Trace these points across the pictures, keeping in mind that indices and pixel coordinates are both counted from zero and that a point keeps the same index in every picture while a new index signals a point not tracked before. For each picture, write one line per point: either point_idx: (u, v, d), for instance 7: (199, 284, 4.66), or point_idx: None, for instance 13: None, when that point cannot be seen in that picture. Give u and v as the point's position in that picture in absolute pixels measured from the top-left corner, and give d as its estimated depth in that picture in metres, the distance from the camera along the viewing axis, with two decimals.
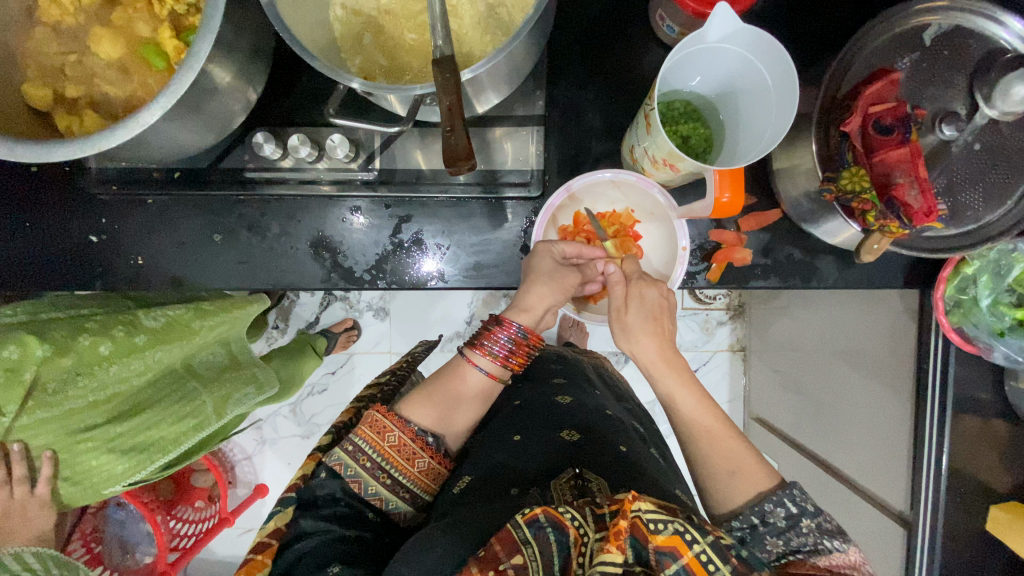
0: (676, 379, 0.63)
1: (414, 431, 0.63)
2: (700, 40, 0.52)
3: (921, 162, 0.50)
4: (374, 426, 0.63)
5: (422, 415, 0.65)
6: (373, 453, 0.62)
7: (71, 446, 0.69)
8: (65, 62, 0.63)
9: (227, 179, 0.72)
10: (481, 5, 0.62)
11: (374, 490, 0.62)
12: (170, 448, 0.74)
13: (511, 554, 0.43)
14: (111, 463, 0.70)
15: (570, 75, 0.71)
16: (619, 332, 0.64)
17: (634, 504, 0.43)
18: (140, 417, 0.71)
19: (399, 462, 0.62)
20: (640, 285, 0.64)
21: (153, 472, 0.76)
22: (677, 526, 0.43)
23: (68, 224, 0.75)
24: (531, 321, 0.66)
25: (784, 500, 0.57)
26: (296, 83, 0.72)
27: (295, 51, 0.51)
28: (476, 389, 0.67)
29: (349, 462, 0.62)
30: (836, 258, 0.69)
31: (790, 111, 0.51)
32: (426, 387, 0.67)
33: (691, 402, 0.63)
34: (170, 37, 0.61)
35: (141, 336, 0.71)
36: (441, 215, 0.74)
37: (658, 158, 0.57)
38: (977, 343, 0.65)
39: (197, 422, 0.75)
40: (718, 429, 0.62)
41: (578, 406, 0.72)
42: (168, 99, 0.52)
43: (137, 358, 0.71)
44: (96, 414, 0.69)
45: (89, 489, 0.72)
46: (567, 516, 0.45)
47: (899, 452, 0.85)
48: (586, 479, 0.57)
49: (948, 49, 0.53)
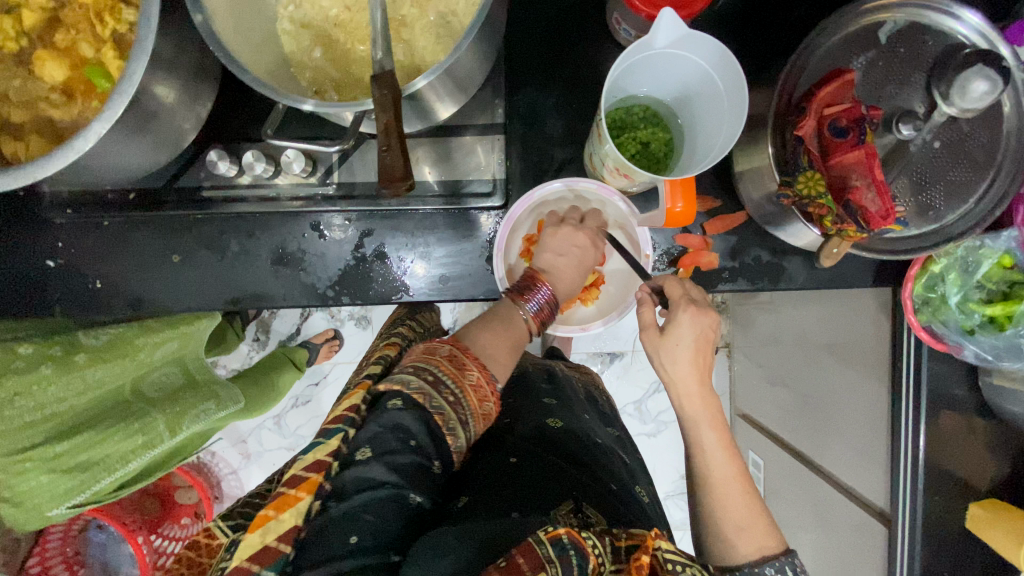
0: (708, 417, 0.61)
1: (491, 375, 0.58)
2: (648, 47, 0.50)
3: (877, 164, 0.49)
4: (454, 360, 0.57)
5: (493, 352, 0.60)
6: (456, 388, 0.55)
7: (11, 467, 0.70)
8: (9, 86, 0.62)
9: (184, 198, 0.70)
10: (432, 14, 0.61)
11: (450, 426, 0.55)
12: (117, 465, 0.78)
13: (536, 569, 0.43)
14: (56, 481, 0.73)
15: (530, 81, 0.70)
16: (653, 353, 0.62)
17: (655, 542, 0.49)
18: (84, 436, 0.74)
19: (473, 402, 0.57)
20: (689, 312, 0.59)
21: (100, 492, 0.80)
22: (694, 571, 0.48)
23: (23, 249, 0.73)
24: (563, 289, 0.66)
25: (785, 567, 0.55)
26: (250, 98, 0.71)
27: (228, 67, 0.49)
28: (520, 338, 0.62)
29: (432, 393, 0.54)
30: (804, 258, 0.68)
31: (740, 116, 0.50)
32: (484, 331, 0.60)
33: (717, 446, 0.60)
34: (114, 56, 0.60)
35: (80, 355, 0.72)
36: (404, 227, 0.73)
37: (613, 167, 0.55)
38: (947, 340, 0.64)
39: (147, 439, 0.79)
40: (737, 484, 0.59)
41: (569, 434, 0.71)
42: (105, 124, 0.50)
43: (75, 378, 0.71)
44: (37, 433, 0.71)
45: (32, 510, 0.75)
46: (589, 543, 0.46)
47: (878, 446, 0.84)
48: (585, 514, 0.56)
49: (904, 47, 0.52)
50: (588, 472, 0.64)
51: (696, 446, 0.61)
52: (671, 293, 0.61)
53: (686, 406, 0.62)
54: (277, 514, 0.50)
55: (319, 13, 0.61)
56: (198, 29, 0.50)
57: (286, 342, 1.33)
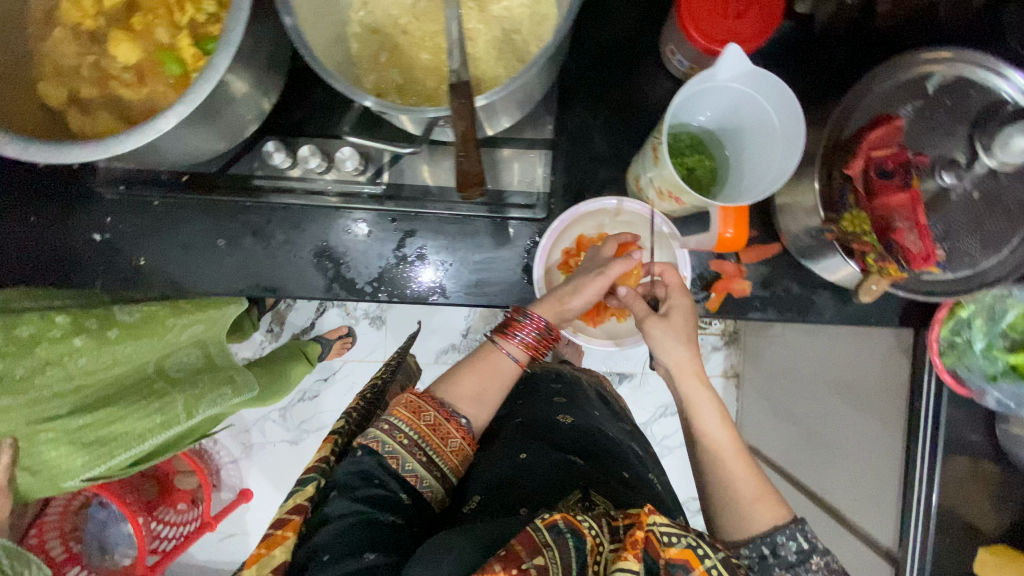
0: (706, 392, 0.61)
1: (450, 411, 0.60)
2: (710, 78, 0.53)
3: (921, 208, 0.52)
4: (409, 406, 0.58)
5: (451, 395, 0.62)
6: (410, 429, 0.57)
7: (30, 435, 0.69)
8: (82, 62, 0.64)
9: (235, 185, 0.72)
10: (496, 30, 0.63)
11: (410, 466, 0.56)
12: (135, 443, 0.74)
13: (533, 554, 0.39)
14: (71, 455, 0.71)
15: (580, 101, 0.72)
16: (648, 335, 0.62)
17: (650, 517, 0.41)
18: (107, 410, 0.72)
19: (435, 442, 0.58)
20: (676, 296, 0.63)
21: (118, 467, 0.76)
22: (690, 541, 0.41)
23: (71, 220, 0.75)
24: (557, 315, 0.64)
25: (796, 534, 0.56)
26: (309, 94, 0.74)
27: (311, 66, 0.51)
28: (503, 379, 0.64)
29: (387, 438, 0.56)
30: (834, 293, 0.70)
31: (796, 152, 0.52)
32: (447, 378, 0.63)
33: (716, 416, 0.60)
34: (189, 44, 0.62)
35: (114, 330, 0.72)
36: (446, 232, 0.74)
37: (663, 189, 0.58)
38: (970, 386, 0.66)
39: (165, 419, 0.76)
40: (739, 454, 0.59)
41: (581, 430, 0.70)
42: (185, 107, 0.52)
43: (106, 352, 0.71)
44: (61, 404, 0.71)
45: (47, 480, 0.73)
46: (585, 524, 0.42)
47: (887, 485, 0.85)
48: (591, 500, 0.54)
49: (950, 99, 0.54)
50: (614, 478, 0.61)
51: (693, 425, 0.61)
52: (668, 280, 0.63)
53: (684, 388, 0.61)
54: (268, 551, 0.49)
55: (388, 19, 0.64)
56: (288, 32, 0.52)
57: (300, 335, 1.34)
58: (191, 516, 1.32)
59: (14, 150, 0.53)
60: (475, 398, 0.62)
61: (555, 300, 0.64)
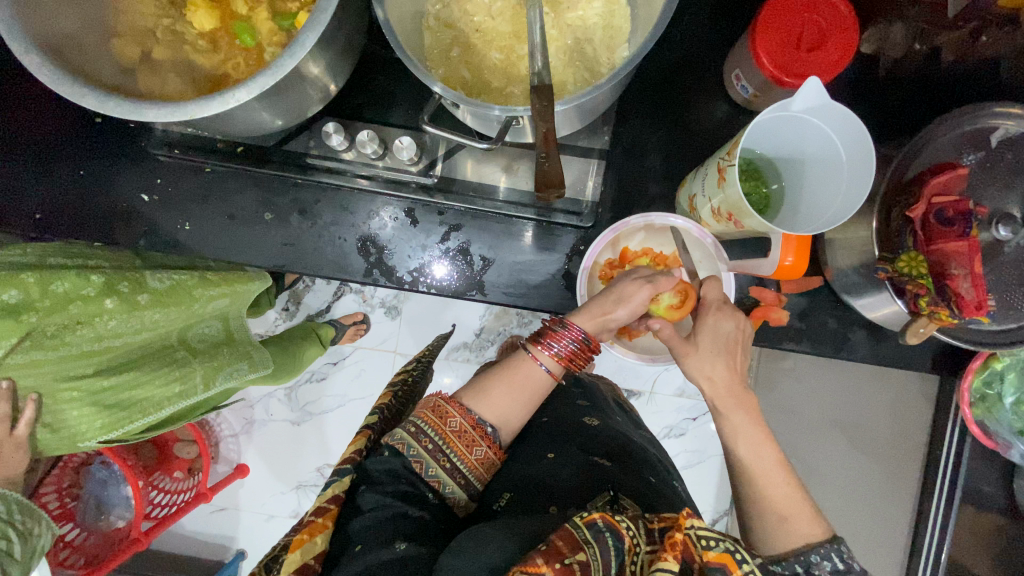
0: (742, 410, 0.58)
1: (475, 419, 0.60)
2: (785, 107, 0.53)
3: (978, 257, 0.53)
4: (436, 410, 0.60)
5: (483, 402, 0.62)
6: (435, 435, 0.59)
7: (54, 393, 0.65)
8: (159, 24, 0.64)
9: (290, 161, 0.73)
10: (569, 38, 0.64)
11: (433, 472, 0.59)
12: (153, 410, 0.71)
13: (574, 550, 0.40)
14: (91, 416, 0.67)
15: (637, 116, 0.73)
16: (688, 365, 0.60)
17: (688, 520, 0.41)
18: (129, 374, 0.69)
19: (459, 448, 0.59)
20: (715, 317, 0.61)
21: (132, 433, 0.72)
22: (728, 545, 0.41)
23: (124, 179, 0.76)
24: (596, 327, 0.63)
25: (831, 553, 0.51)
26: (370, 81, 0.74)
27: (397, 54, 0.53)
28: (533, 388, 0.63)
29: (412, 442, 0.59)
30: (869, 332, 0.70)
31: (863, 188, 0.53)
32: (481, 383, 0.63)
33: (751, 431, 0.57)
34: (267, 18, 0.63)
35: (144, 295, 0.67)
36: (491, 230, 0.75)
37: (723, 211, 0.59)
38: (997, 439, 0.69)
39: (183, 389, 0.73)
40: (776, 468, 0.56)
41: (607, 433, 0.69)
42: (267, 79, 0.52)
43: (136, 317, 0.67)
44: (87, 364, 0.66)
45: (66, 439, 0.69)
46: (623, 524, 0.42)
47: (898, 521, 0.87)
48: (621, 503, 0.52)
49: (1012, 153, 0.55)
50: (638, 480, 0.60)
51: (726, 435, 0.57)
52: (710, 296, 0.63)
53: (720, 409, 0.58)
54: (311, 538, 0.53)
55: (464, 15, 0.65)
56: (381, 24, 0.53)
57: (315, 318, 1.33)
58: (187, 486, 1.31)
59: (91, 102, 0.54)
60: (505, 406, 0.62)
61: (592, 313, 0.63)
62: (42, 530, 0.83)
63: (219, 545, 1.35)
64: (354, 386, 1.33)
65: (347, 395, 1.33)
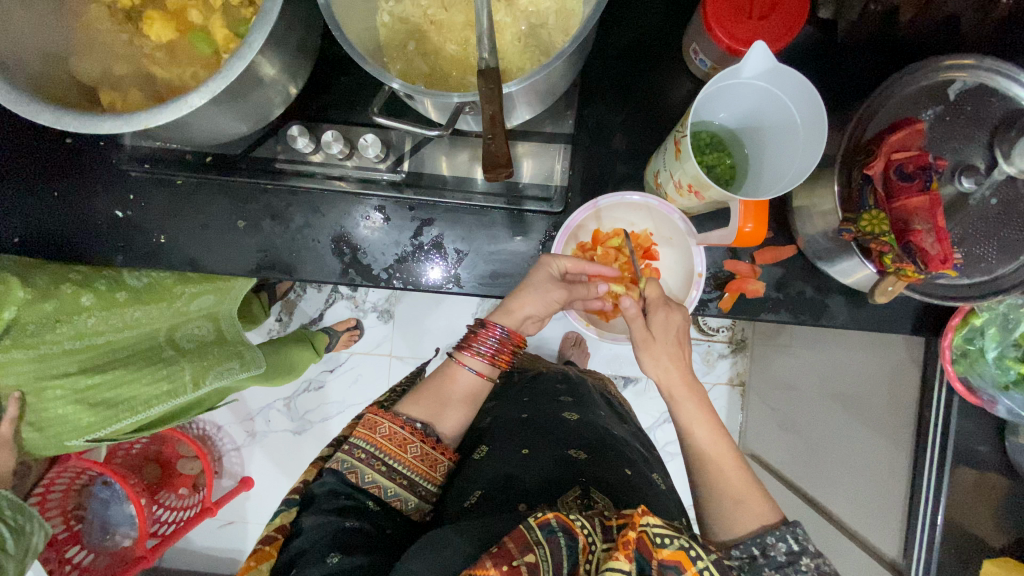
0: (695, 402, 0.62)
1: (403, 420, 0.63)
2: (736, 74, 0.55)
3: (939, 212, 0.53)
4: (366, 424, 0.63)
5: (415, 408, 0.65)
6: (367, 445, 0.61)
7: (37, 391, 0.69)
8: (117, 40, 0.64)
9: (258, 167, 0.74)
10: (523, 25, 0.64)
11: (371, 478, 0.60)
12: (140, 410, 0.74)
13: (524, 551, 0.40)
14: (78, 415, 0.71)
15: (602, 98, 0.73)
16: (643, 358, 0.64)
17: (643, 518, 0.42)
18: (115, 372, 0.72)
19: (392, 450, 0.62)
20: (663, 310, 0.64)
21: (120, 431, 0.77)
22: (683, 542, 0.42)
23: (97, 196, 0.76)
24: (513, 323, 0.67)
25: (785, 535, 0.54)
26: (334, 84, 0.75)
27: (344, 48, 0.53)
28: (464, 390, 0.67)
29: (346, 456, 0.61)
30: (847, 298, 0.71)
31: (817, 149, 0.53)
32: (413, 395, 0.67)
33: (706, 425, 0.61)
34: (222, 26, 0.63)
35: (122, 293, 0.73)
36: (463, 222, 0.75)
37: (684, 184, 0.59)
38: (981, 394, 0.65)
39: (171, 388, 0.76)
40: (729, 456, 0.60)
41: (586, 425, 0.69)
42: (219, 82, 0.53)
43: (115, 314, 0.72)
44: (69, 362, 0.70)
45: (52, 438, 0.73)
46: (579, 524, 0.42)
47: (893, 498, 0.79)
48: (592, 498, 0.53)
49: (971, 105, 0.55)
50: (612, 470, 0.60)
51: (680, 422, 0.63)
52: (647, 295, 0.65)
53: (674, 396, 0.63)
54: (258, 564, 0.54)
55: (417, 9, 0.64)
56: (324, 15, 0.53)
57: (308, 326, 1.33)
58: (193, 501, 1.32)
59: (49, 118, 0.54)
60: (447, 410, 0.66)
61: (508, 310, 0.67)
62: (34, 527, 0.85)
63: (230, 559, 1.35)
64: (352, 391, 1.33)
65: (346, 401, 1.33)
